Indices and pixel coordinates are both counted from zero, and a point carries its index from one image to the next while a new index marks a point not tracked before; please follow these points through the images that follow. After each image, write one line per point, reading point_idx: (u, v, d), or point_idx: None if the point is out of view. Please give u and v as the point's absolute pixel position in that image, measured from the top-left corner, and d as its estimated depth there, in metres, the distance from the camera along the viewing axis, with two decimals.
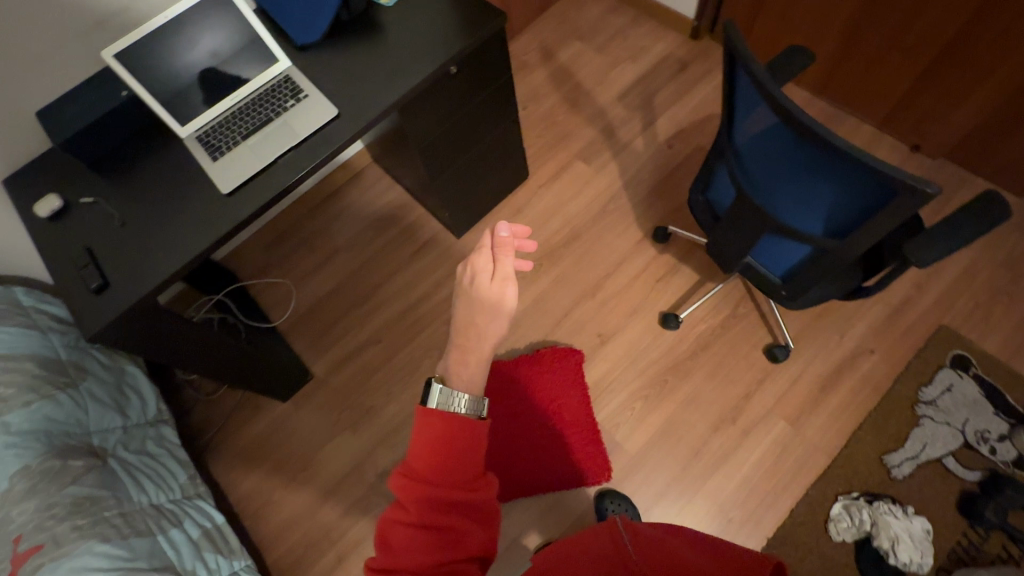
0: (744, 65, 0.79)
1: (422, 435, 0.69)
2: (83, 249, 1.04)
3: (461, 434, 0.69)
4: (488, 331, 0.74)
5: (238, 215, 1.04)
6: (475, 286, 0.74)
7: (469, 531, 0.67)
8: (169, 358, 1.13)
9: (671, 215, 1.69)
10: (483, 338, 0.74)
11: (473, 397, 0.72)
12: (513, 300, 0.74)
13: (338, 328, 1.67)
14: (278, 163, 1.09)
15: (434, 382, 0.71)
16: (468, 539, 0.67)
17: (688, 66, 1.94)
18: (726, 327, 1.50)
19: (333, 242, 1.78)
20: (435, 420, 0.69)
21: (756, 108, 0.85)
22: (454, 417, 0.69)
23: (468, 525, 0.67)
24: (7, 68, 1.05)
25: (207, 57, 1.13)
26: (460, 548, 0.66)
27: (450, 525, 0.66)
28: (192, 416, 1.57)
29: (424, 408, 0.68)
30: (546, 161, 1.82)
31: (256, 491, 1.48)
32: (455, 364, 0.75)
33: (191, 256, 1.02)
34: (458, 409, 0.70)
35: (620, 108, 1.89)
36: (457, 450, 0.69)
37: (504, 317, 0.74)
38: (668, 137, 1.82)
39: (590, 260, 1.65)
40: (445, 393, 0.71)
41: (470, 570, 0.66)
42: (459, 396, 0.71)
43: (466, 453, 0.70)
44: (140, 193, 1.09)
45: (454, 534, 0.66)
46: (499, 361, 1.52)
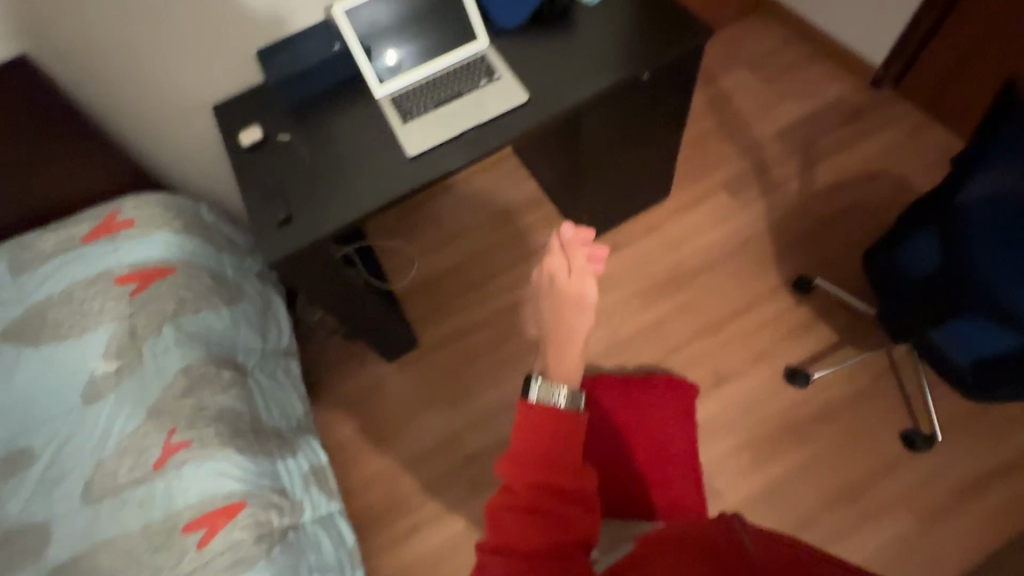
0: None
1: (526, 424, 0.68)
2: (277, 183, 1.12)
3: (564, 427, 0.67)
4: (578, 330, 0.71)
5: (421, 179, 1.09)
6: (555, 288, 0.72)
7: (577, 519, 0.64)
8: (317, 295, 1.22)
9: (816, 267, 1.58)
10: (575, 338, 0.71)
11: (574, 390, 0.70)
12: (596, 295, 0.71)
13: (450, 305, 1.71)
14: (463, 136, 1.12)
15: (535, 376, 0.70)
16: (576, 527, 0.64)
17: (861, 114, 1.81)
18: (860, 399, 1.38)
19: (461, 221, 1.83)
20: (540, 413, 0.68)
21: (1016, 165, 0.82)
22: (556, 410, 0.67)
23: (576, 514, 0.65)
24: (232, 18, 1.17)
25: (364, 26, 1.16)
26: (568, 535, 0.64)
27: (558, 512, 0.65)
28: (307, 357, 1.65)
29: (526, 401, 0.68)
30: (689, 185, 1.76)
31: (349, 442, 1.54)
32: (555, 361, 0.72)
33: (371, 207, 1.07)
34: (559, 403, 0.68)
35: (777, 145, 1.80)
36: (562, 442, 0.67)
37: (590, 311, 0.71)
38: (827, 185, 1.71)
39: (719, 295, 1.58)
40: (543, 386, 0.69)
41: (578, 558, 0.63)
42: (555, 389, 0.69)
43: (567, 445, 0.68)
44: (331, 141, 1.16)
45: (563, 519, 0.64)
46: (607, 375, 1.48)
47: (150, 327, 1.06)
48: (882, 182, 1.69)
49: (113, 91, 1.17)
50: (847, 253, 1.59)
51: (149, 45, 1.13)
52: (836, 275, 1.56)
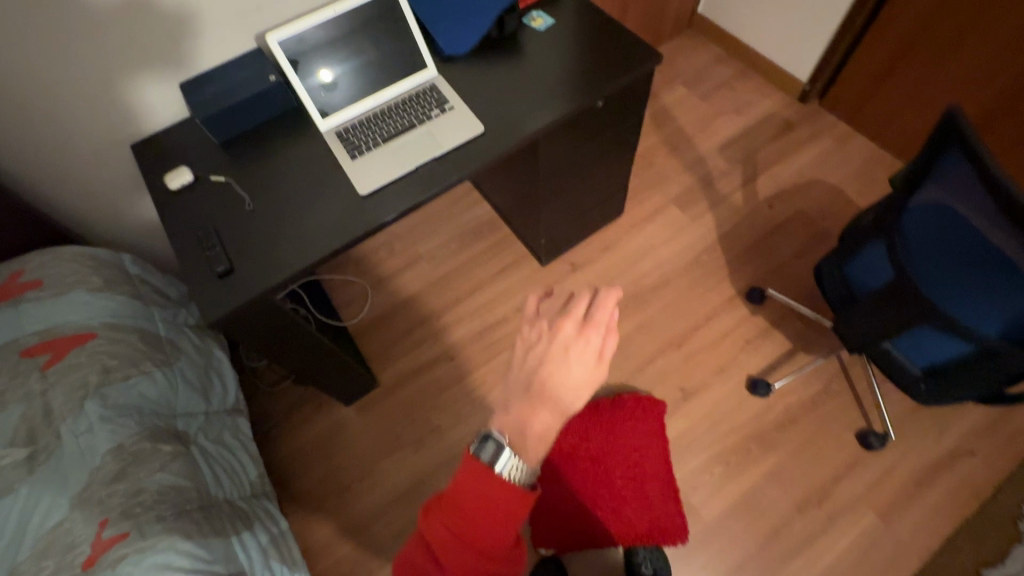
0: (963, 144, 0.79)
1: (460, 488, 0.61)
2: (212, 230, 1.01)
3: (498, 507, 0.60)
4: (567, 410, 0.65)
5: (375, 219, 1.02)
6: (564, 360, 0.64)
7: None
8: (263, 346, 1.15)
9: (766, 276, 1.64)
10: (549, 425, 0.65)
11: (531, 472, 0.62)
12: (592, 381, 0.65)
13: (411, 338, 1.64)
14: (417, 172, 1.07)
15: (491, 438, 0.61)
16: None
17: (793, 126, 1.91)
18: (817, 403, 1.44)
19: (416, 248, 1.77)
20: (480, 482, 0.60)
21: (958, 189, 0.84)
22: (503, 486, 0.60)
23: None
24: (140, 51, 1.05)
25: (292, 44, 1.07)
26: None
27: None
28: (258, 406, 1.53)
29: (469, 463, 0.60)
30: (640, 201, 1.80)
31: (310, 496, 1.43)
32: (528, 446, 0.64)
33: (323, 251, 0.99)
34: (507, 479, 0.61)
35: (720, 159, 1.86)
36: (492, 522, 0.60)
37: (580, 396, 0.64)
38: (768, 196, 1.78)
39: (679, 311, 1.60)
40: (501, 448, 0.61)
41: None
42: (515, 460, 0.61)
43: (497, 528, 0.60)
44: (273, 180, 1.07)
45: None
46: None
47: (69, 404, 0.92)
48: (817, 191, 1.78)
49: (11, 135, 1.03)
50: (793, 261, 1.66)
51: (56, 79, 1.00)
52: (785, 283, 1.63)
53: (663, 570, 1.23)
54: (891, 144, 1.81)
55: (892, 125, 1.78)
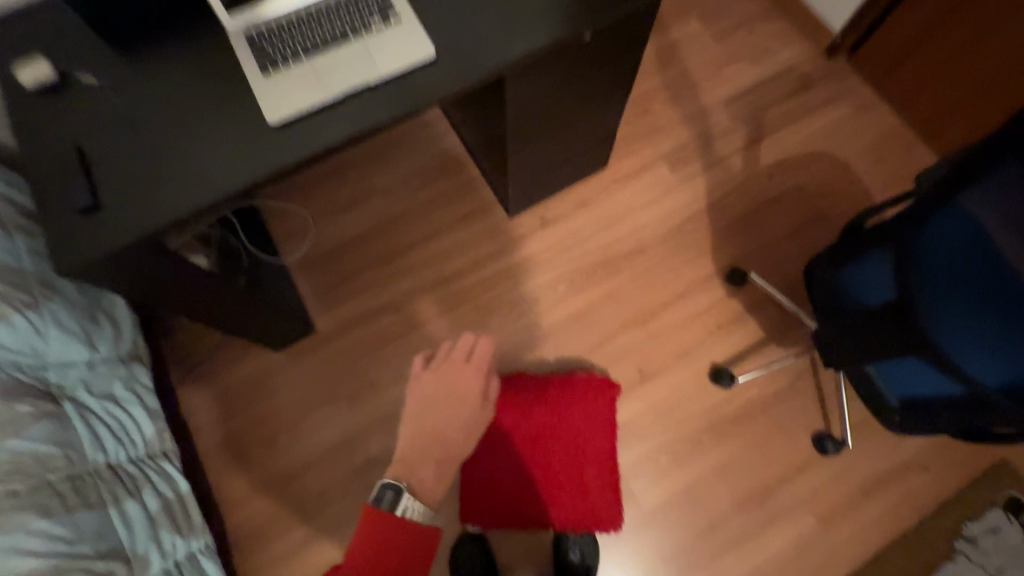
0: None
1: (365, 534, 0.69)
2: (77, 152, 0.81)
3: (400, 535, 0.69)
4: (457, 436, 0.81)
5: (284, 158, 0.81)
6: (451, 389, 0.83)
7: None
8: (149, 296, 0.97)
9: (752, 255, 1.49)
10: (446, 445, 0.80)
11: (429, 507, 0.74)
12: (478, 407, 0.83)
13: (354, 284, 1.47)
14: (345, 102, 0.85)
15: (386, 486, 0.74)
16: None
17: (812, 84, 1.67)
18: (778, 399, 1.36)
19: (369, 181, 1.55)
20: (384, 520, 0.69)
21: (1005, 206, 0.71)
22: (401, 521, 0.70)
23: None
24: None
25: None
26: None
27: None
28: (175, 344, 1.38)
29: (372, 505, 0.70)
30: (628, 154, 1.59)
31: (229, 446, 1.33)
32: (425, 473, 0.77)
33: (214, 195, 0.80)
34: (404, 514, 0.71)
35: (725, 114, 1.64)
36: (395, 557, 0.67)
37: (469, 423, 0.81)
38: (771, 164, 1.59)
39: (651, 284, 1.46)
40: (398, 496, 0.73)
41: None
42: (411, 504, 0.73)
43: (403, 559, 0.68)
44: (160, 93, 0.84)
45: None
46: (519, 375, 1.35)
47: None
48: (824, 164, 1.59)
49: None
50: (785, 242, 1.50)
51: None
52: (771, 266, 1.48)
53: (591, 557, 1.21)
54: (917, 119, 1.60)
55: (921, 98, 1.57)
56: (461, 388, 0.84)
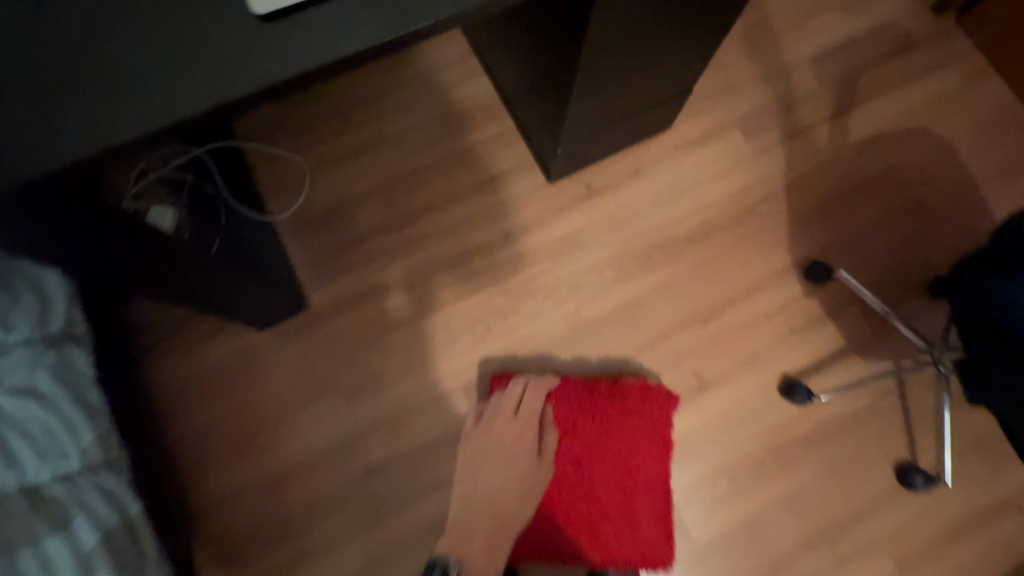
0: None
1: None
2: None
3: None
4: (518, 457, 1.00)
5: (277, 68, 0.54)
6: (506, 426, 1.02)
7: None
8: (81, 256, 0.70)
9: (835, 248, 1.25)
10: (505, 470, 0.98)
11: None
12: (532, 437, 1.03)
13: (358, 252, 1.21)
14: None
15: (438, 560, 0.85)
16: None
17: (915, 45, 1.40)
18: (858, 420, 1.15)
19: (380, 127, 1.27)
20: None
21: None
22: None
23: None
24: None
25: None
26: None
27: None
28: (136, 312, 1.12)
29: None
30: (695, 115, 1.32)
31: (200, 443, 1.09)
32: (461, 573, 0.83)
33: (164, 118, 0.52)
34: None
35: (811, 74, 1.37)
36: None
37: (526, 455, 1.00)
38: (861, 139, 1.33)
39: (714, 275, 1.23)
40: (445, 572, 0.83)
41: None
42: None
43: None
44: None
45: None
46: (565, 383, 1.12)
47: None
48: (924, 143, 1.34)
49: None
50: (874, 234, 1.27)
51: None
52: (856, 261, 1.25)
53: None
54: None
55: None
56: (516, 440, 1.01)
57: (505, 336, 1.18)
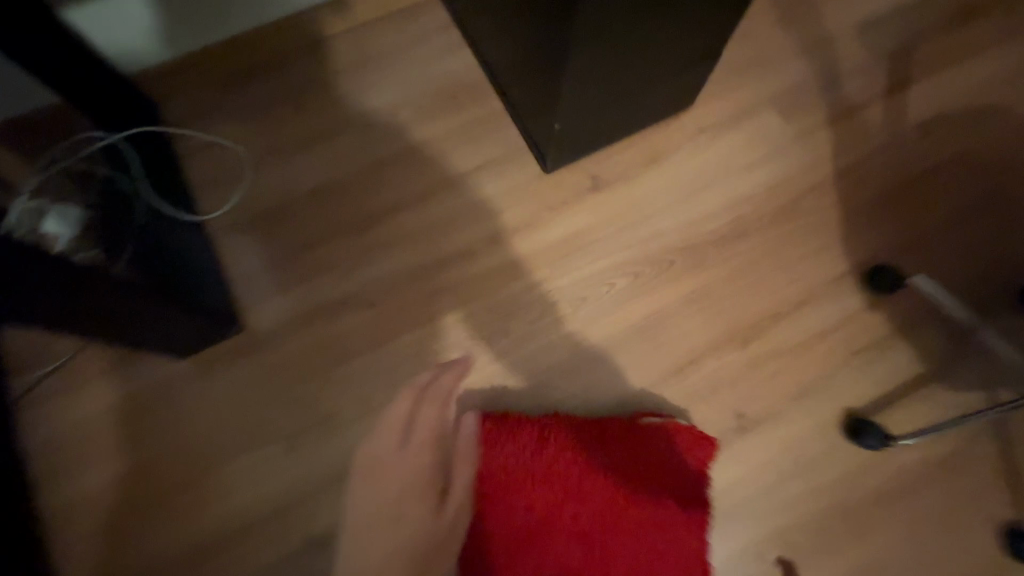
0: None
1: None
2: None
3: None
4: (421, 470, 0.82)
5: None
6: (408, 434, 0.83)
7: None
8: None
9: (900, 250, 1.02)
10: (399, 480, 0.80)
11: None
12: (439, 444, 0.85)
13: (310, 260, 0.97)
14: None
15: None
16: None
17: (979, 12, 1.18)
18: (943, 469, 0.91)
19: (340, 109, 1.04)
20: None
21: None
22: None
23: None
24: None
25: None
26: None
27: None
28: (34, 338, 0.91)
29: None
30: (720, 93, 1.10)
31: (111, 502, 0.87)
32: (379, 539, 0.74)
33: None
34: None
35: (857, 46, 1.15)
36: None
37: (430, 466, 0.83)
38: (923, 120, 1.10)
39: (752, 284, 0.99)
40: None
41: None
42: None
43: None
44: None
45: None
46: (528, 422, 0.90)
47: None
48: (1000, 124, 1.10)
49: None
50: (947, 232, 1.03)
51: None
52: (930, 266, 1.01)
53: None
54: None
55: None
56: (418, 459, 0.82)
57: (493, 363, 0.94)
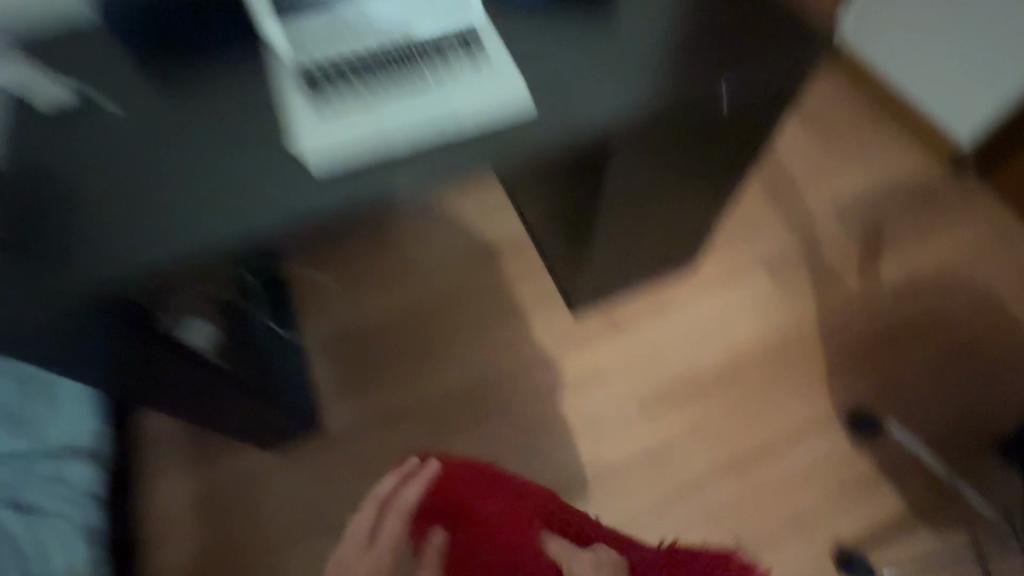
0: None
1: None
2: (60, 175, 0.64)
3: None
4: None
5: (311, 205, 0.63)
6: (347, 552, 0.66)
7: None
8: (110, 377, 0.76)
9: (880, 398, 1.17)
10: None
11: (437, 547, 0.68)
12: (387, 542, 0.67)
13: (379, 376, 1.21)
14: (402, 142, 0.66)
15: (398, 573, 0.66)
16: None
17: (938, 198, 1.43)
18: None
19: (413, 255, 1.34)
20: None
21: None
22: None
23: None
24: None
25: None
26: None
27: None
28: (157, 427, 1.14)
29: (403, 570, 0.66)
30: (719, 255, 1.35)
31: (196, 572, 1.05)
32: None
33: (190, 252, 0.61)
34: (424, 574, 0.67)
35: (833, 222, 1.40)
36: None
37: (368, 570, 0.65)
38: (895, 285, 1.30)
39: (748, 420, 1.15)
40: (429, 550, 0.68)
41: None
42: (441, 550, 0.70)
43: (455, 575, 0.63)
44: (175, 118, 0.68)
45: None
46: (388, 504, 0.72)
47: None
48: (965, 291, 1.29)
49: None
50: (919, 385, 1.19)
51: None
52: (908, 414, 1.16)
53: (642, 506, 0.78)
54: None
55: None
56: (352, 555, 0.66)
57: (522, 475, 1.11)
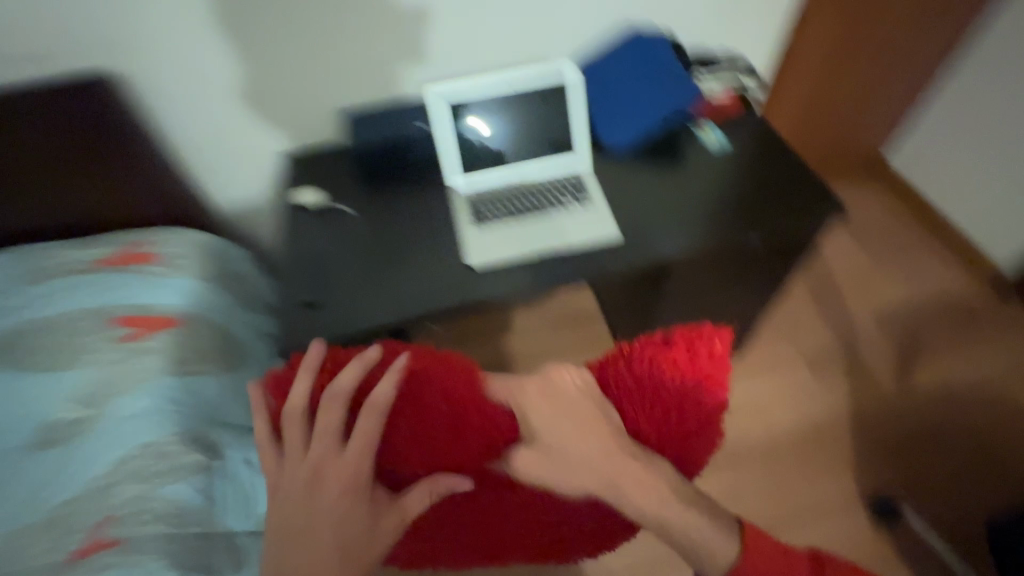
0: None
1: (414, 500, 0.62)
2: (316, 257, 1.01)
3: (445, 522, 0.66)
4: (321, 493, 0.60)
5: (474, 293, 0.95)
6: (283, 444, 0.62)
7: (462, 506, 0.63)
8: None
9: (905, 491, 1.32)
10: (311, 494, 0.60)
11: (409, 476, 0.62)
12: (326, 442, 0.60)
13: None
14: (536, 257, 0.98)
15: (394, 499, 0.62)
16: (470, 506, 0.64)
17: (977, 316, 1.59)
18: None
19: (505, 317, 1.67)
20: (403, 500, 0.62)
21: None
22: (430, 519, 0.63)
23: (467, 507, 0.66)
24: (313, 72, 1.06)
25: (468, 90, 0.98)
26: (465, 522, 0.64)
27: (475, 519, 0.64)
28: None
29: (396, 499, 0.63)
30: (765, 346, 1.56)
31: None
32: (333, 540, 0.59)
33: (392, 317, 0.93)
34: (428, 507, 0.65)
35: (874, 327, 1.58)
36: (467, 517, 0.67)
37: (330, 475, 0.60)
38: (928, 390, 1.47)
39: (781, 493, 1.33)
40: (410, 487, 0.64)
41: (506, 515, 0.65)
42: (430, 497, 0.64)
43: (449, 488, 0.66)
44: (389, 224, 1.05)
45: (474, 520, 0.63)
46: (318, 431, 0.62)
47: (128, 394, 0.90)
48: (994, 405, 1.44)
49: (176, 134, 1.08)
50: (942, 484, 1.33)
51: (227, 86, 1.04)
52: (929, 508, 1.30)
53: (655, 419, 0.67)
54: None
55: None
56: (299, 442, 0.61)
57: None
